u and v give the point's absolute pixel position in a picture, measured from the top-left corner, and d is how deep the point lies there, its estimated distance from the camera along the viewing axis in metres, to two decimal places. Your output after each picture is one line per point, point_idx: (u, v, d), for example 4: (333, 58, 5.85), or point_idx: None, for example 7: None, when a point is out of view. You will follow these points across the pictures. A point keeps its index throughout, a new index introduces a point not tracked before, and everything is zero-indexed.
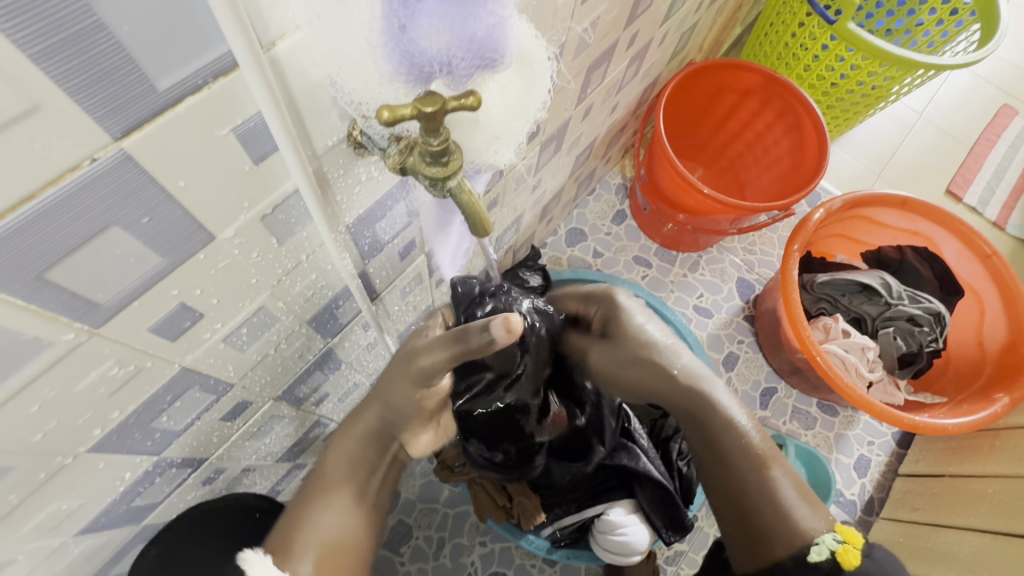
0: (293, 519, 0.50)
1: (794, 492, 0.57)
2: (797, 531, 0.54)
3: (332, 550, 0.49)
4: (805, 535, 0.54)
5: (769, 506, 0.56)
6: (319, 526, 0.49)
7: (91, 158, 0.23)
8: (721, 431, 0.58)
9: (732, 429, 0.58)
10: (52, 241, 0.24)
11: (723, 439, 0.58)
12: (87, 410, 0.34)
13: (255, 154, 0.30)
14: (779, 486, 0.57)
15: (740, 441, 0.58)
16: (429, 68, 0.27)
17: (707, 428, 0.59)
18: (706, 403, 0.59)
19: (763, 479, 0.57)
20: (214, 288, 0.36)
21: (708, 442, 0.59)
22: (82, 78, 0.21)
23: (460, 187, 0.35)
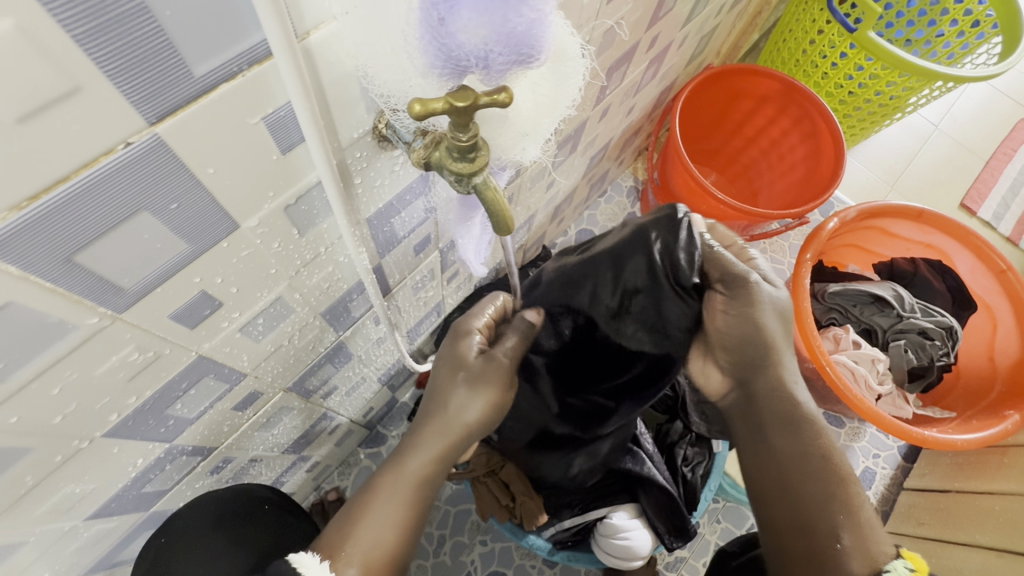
0: (342, 524, 0.46)
1: (870, 515, 0.53)
2: (869, 555, 0.50)
3: (380, 565, 0.45)
4: (878, 561, 0.50)
5: (844, 525, 0.52)
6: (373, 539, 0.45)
7: (125, 142, 0.23)
8: (803, 434, 0.55)
9: (815, 432, 0.55)
10: (84, 224, 0.24)
11: (805, 445, 0.55)
12: (105, 395, 0.34)
13: (284, 144, 0.30)
14: (858, 505, 0.53)
15: (823, 448, 0.54)
16: (466, 61, 0.27)
17: (795, 426, 0.55)
18: (788, 403, 0.55)
19: (845, 494, 0.53)
20: (235, 278, 0.36)
21: (783, 449, 0.56)
22: (122, 62, 0.20)
23: (485, 184, 0.35)
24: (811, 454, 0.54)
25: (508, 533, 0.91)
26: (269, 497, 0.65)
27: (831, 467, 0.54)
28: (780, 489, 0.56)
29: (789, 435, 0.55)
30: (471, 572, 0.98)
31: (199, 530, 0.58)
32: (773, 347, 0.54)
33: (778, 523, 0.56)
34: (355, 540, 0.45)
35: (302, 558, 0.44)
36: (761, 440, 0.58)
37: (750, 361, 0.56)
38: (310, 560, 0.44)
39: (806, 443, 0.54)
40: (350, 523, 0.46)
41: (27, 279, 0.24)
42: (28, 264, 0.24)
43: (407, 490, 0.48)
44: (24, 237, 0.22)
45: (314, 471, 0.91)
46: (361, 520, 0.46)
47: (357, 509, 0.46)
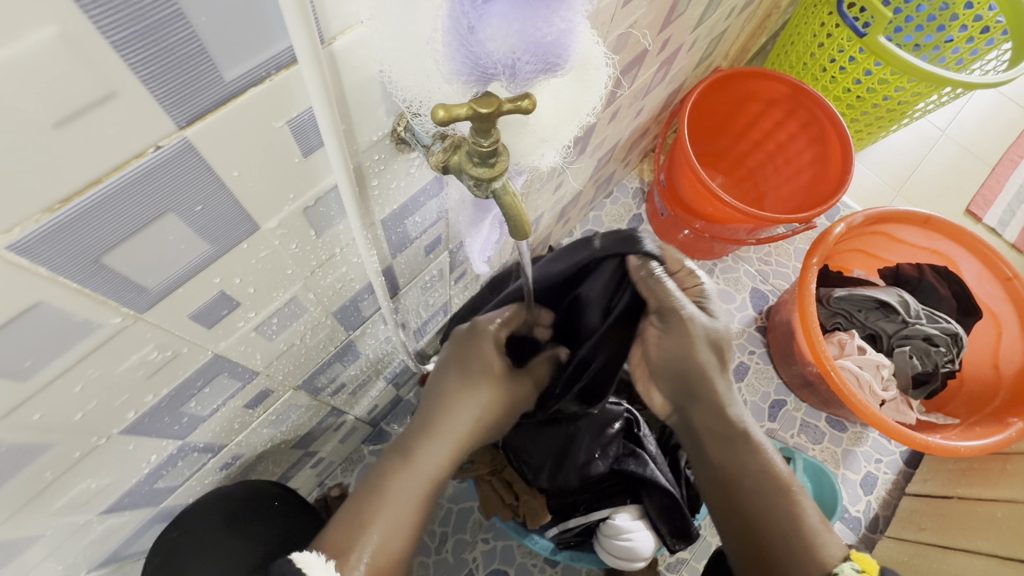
0: (353, 521, 0.45)
1: (816, 518, 0.54)
2: (817, 560, 0.52)
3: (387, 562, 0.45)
4: (823, 565, 0.51)
5: (791, 534, 0.53)
6: (377, 539, 0.44)
7: (155, 145, 0.23)
8: (743, 449, 0.56)
9: (756, 449, 0.56)
10: (113, 226, 0.24)
11: (746, 461, 0.56)
12: (124, 392, 0.35)
13: (306, 147, 0.30)
14: (804, 511, 0.54)
15: (764, 462, 0.56)
16: (493, 69, 0.27)
17: (735, 448, 0.57)
18: (727, 424, 0.57)
19: (789, 503, 0.54)
20: (253, 278, 0.36)
21: (728, 464, 0.57)
22: (156, 67, 0.21)
23: (503, 189, 0.35)
24: (754, 467, 0.56)
25: (511, 531, 0.92)
26: (279, 494, 0.65)
27: (775, 481, 0.55)
28: (731, 511, 0.56)
29: (725, 451, 0.57)
30: (472, 570, 0.98)
31: (209, 530, 0.58)
32: (705, 376, 0.57)
33: (732, 538, 0.57)
34: (368, 532, 0.44)
35: (306, 557, 0.42)
36: (703, 460, 0.59)
37: (687, 390, 0.59)
38: (317, 560, 0.42)
39: (746, 459, 0.56)
40: (359, 518, 0.45)
41: (55, 280, 0.24)
42: (56, 265, 0.24)
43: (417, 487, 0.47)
44: (56, 238, 0.23)
45: (318, 468, 0.91)
46: (370, 514, 0.45)
47: (366, 503, 0.46)
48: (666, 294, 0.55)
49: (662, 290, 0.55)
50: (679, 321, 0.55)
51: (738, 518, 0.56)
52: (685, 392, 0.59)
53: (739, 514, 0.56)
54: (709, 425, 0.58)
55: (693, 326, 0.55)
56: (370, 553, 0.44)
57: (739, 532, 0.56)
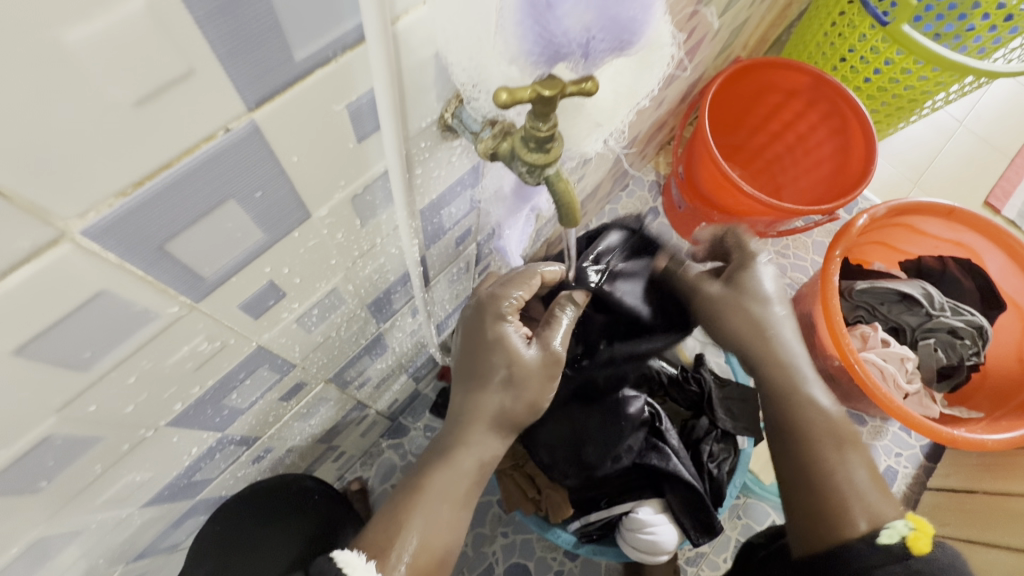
0: (391, 519, 0.46)
1: (874, 483, 0.54)
2: (866, 516, 0.51)
3: (431, 558, 0.45)
4: (875, 520, 0.51)
5: (845, 487, 0.53)
6: (418, 539, 0.45)
7: (225, 128, 0.22)
8: (805, 408, 0.58)
9: (817, 409, 0.58)
10: (180, 212, 0.24)
11: (809, 417, 0.57)
12: (173, 384, 0.34)
13: (360, 132, 0.30)
14: (857, 471, 0.54)
15: (824, 420, 0.57)
16: (565, 48, 0.26)
17: (795, 405, 0.59)
18: (784, 385, 0.60)
19: (844, 460, 0.55)
20: (299, 268, 0.36)
21: (784, 422, 0.59)
22: (233, 44, 0.20)
23: (556, 176, 0.34)
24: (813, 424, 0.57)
25: (533, 525, 0.91)
26: (315, 488, 0.66)
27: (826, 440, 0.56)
28: (785, 463, 0.58)
29: (781, 410, 0.59)
30: (493, 564, 0.98)
31: (246, 528, 0.60)
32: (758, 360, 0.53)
33: (786, 491, 0.57)
34: (406, 532, 0.45)
35: (346, 556, 0.43)
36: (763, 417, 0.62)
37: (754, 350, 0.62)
38: (357, 560, 0.42)
39: (808, 416, 0.57)
40: (399, 518, 0.46)
41: (122, 267, 0.24)
42: (124, 251, 0.23)
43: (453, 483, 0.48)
44: (125, 224, 0.22)
45: (340, 461, 0.91)
46: (408, 512, 0.46)
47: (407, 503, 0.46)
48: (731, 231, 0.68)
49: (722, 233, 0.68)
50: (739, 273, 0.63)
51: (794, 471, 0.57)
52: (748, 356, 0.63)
53: (795, 468, 0.57)
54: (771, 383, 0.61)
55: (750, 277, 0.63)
56: (411, 553, 0.44)
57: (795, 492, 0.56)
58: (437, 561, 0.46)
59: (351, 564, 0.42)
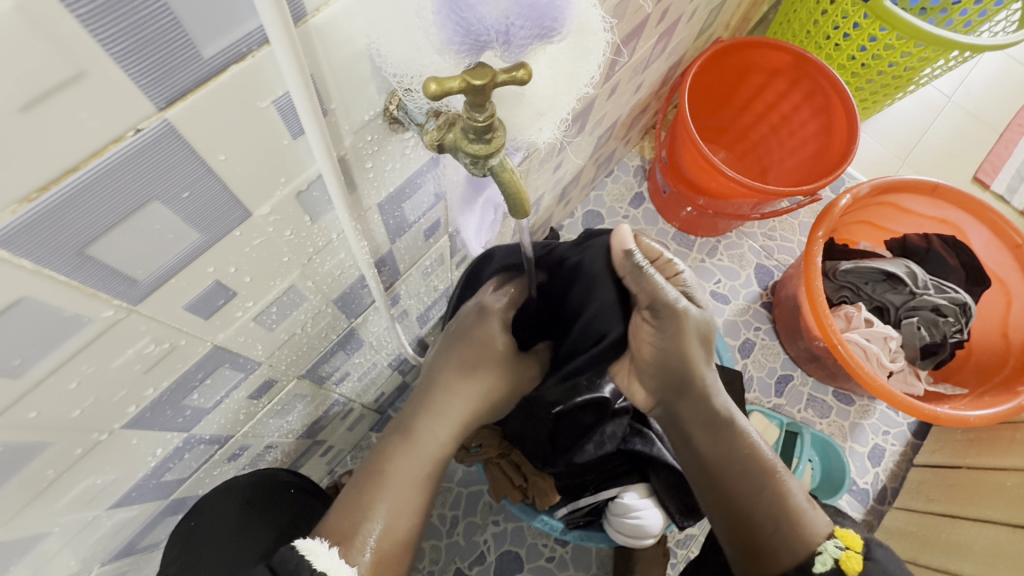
0: (353, 507, 0.47)
1: (799, 493, 0.58)
2: (802, 540, 0.56)
3: (394, 543, 0.46)
4: (809, 544, 0.55)
5: (782, 516, 0.56)
6: (382, 525, 0.46)
7: (134, 128, 0.22)
8: (731, 437, 0.57)
9: (744, 438, 0.57)
10: (96, 215, 0.24)
11: (738, 450, 0.57)
12: (122, 387, 0.34)
13: (293, 128, 0.29)
14: (790, 490, 0.57)
15: (752, 450, 0.57)
16: (485, 36, 0.26)
17: (722, 435, 0.56)
18: (725, 417, 0.56)
19: (778, 485, 0.57)
20: (248, 266, 0.35)
21: (718, 455, 0.57)
22: (128, 43, 0.19)
23: (501, 165, 0.34)
24: (741, 454, 0.57)
25: (520, 514, 0.92)
26: (294, 482, 0.67)
27: (762, 468, 0.56)
28: (719, 494, 0.58)
29: (720, 443, 0.56)
30: (484, 552, 0.99)
31: (233, 517, 0.61)
32: (695, 373, 0.53)
33: (721, 519, 0.59)
34: (372, 517, 0.46)
35: (308, 544, 0.44)
36: (686, 446, 0.59)
37: (676, 387, 0.55)
38: (319, 548, 0.43)
39: (737, 447, 0.56)
40: (362, 505, 0.46)
41: (41, 274, 0.24)
42: (39, 258, 0.23)
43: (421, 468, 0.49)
44: (37, 229, 0.22)
45: (328, 456, 0.92)
46: (372, 499, 0.47)
47: (369, 489, 0.47)
48: (655, 288, 0.50)
49: (650, 284, 0.50)
50: (674, 314, 0.50)
51: (733, 507, 0.57)
52: (675, 385, 0.55)
53: (731, 502, 0.57)
54: (692, 415, 0.56)
55: (687, 320, 0.51)
56: (376, 537, 0.45)
57: (734, 522, 0.57)
58: (403, 544, 0.47)
59: (316, 552, 0.43)
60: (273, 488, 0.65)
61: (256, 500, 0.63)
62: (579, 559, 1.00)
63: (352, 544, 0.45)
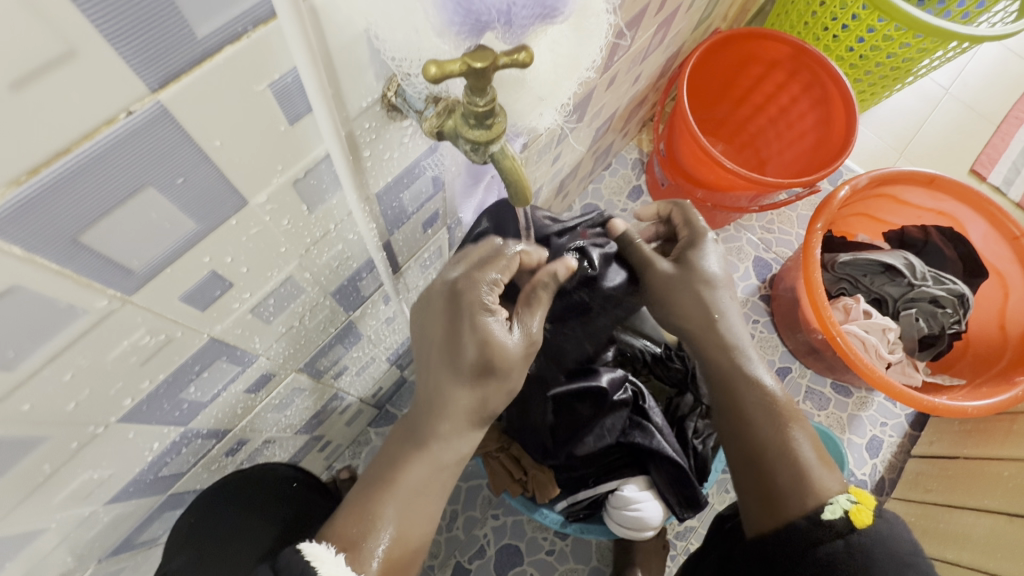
0: (363, 515, 0.46)
1: (814, 452, 0.56)
2: (812, 490, 0.53)
3: (403, 551, 0.46)
4: (820, 495, 0.53)
5: (789, 461, 0.55)
6: (392, 534, 0.46)
7: (126, 111, 0.21)
8: (743, 387, 0.60)
9: (756, 388, 0.60)
10: (88, 202, 0.23)
11: (749, 397, 0.59)
12: (118, 380, 0.34)
13: (291, 114, 0.28)
14: (801, 443, 0.56)
15: (763, 399, 0.59)
16: (487, 16, 0.26)
17: (735, 384, 0.60)
18: (736, 369, 0.61)
19: (787, 435, 0.57)
20: (244, 257, 0.35)
21: (729, 401, 0.61)
22: (120, 20, 0.19)
23: (501, 152, 0.33)
24: (754, 403, 0.59)
25: (520, 507, 0.92)
26: (296, 476, 0.66)
27: (771, 412, 0.58)
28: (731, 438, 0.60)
29: (735, 391, 0.60)
30: (484, 546, 0.99)
31: (228, 515, 0.60)
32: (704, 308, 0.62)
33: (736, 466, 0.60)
34: (381, 526, 0.46)
35: (314, 549, 0.43)
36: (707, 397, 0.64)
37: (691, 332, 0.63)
38: (325, 554, 0.43)
39: (747, 395, 0.59)
40: (372, 512, 0.46)
41: (33, 262, 0.23)
42: (30, 246, 0.22)
43: (432, 475, 0.49)
44: (30, 213, 0.21)
45: (326, 451, 0.91)
46: (382, 505, 0.46)
47: (378, 495, 0.47)
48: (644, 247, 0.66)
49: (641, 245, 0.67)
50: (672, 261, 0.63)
51: (741, 448, 0.59)
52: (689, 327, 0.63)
53: (741, 445, 0.59)
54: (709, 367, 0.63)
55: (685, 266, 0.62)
56: (384, 546, 0.45)
57: (746, 469, 0.58)
58: (412, 553, 0.47)
59: (322, 559, 0.42)
60: (274, 483, 0.64)
61: (258, 498, 0.63)
62: (578, 552, 1.00)
63: (361, 551, 0.44)
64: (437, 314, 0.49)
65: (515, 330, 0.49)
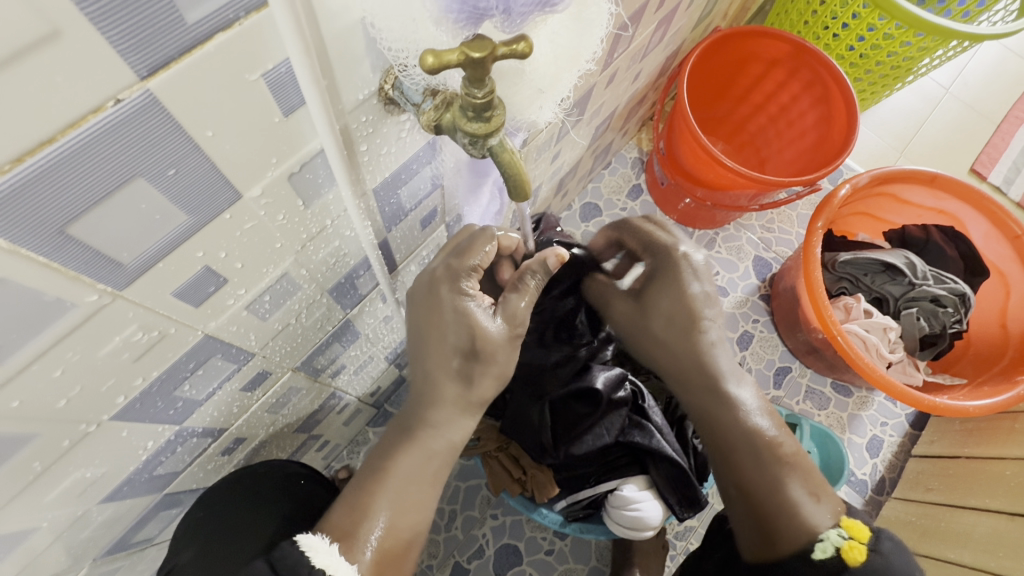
0: (355, 505, 0.46)
1: (807, 489, 0.55)
2: (803, 527, 0.53)
3: (399, 540, 0.46)
4: (811, 530, 0.53)
5: (780, 500, 0.55)
6: (387, 522, 0.45)
7: (114, 98, 0.21)
8: (730, 423, 0.60)
9: (742, 424, 0.59)
10: (75, 193, 0.23)
11: (736, 434, 0.59)
12: (111, 377, 0.33)
13: (286, 105, 0.28)
14: (793, 481, 0.56)
15: (751, 434, 0.58)
16: (485, 5, 0.25)
17: (720, 419, 0.61)
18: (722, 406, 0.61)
19: (777, 473, 0.56)
20: (239, 252, 0.34)
21: (716, 439, 0.61)
22: (105, 2, 0.18)
23: (500, 146, 0.32)
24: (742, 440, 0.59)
25: (519, 507, 0.91)
26: (303, 473, 0.67)
27: (759, 452, 0.57)
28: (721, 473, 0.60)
29: (722, 428, 0.60)
30: (483, 546, 0.99)
31: (234, 509, 0.60)
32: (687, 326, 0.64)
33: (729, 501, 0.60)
34: (373, 515, 0.45)
35: (309, 540, 0.43)
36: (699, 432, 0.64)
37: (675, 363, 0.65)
38: (319, 544, 0.43)
39: (734, 433, 0.59)
40: (364, 504, 0.46)
41: (19, 254, 0.23)
42: (16, 237, 0.22)
43: (424, 462, 0.48)
44: (15, 202, 0.21)
45: (325, 450, 0.91)
46: (374, 496, 0.46)
47: (371, 486, 0.46)
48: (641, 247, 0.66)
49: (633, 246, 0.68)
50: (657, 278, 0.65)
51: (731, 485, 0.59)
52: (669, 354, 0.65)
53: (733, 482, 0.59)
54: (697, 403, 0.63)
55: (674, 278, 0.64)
56: (378, 536, 0.45)
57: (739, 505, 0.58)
58: (407, 543, 0.46)
59: (316, 548, 0.43)
60: (281, 478, 0.65)
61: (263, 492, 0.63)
62: (578, 551, 1.00)
63: (354, 542, 0.44)
64: (423, 315, 0.48)
65: (498, 314, 0.49)
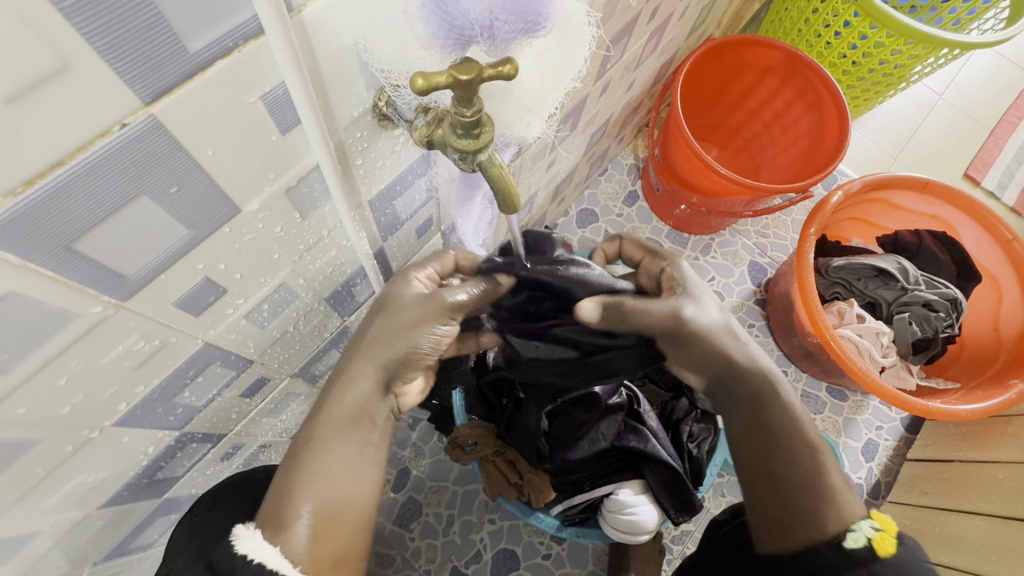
0: (280, 491, 0.44)
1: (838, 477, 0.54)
2: (835, 516, 0.51)
3: (330, 513, 0.43)
4: (843, 521, 0.51)
5: (817, 487, 0.52)
6: (312, 497, 0.43)
7: (120, 123, 0.22)
8: (772, 407, 0.56)
9: (784, 409, 0.56)
10: (80, 212, 0.24)
11: (779, 418, 0.55)
12: (113, 384, 0.34)
13: (283, 124, 0.29)
14: (828, 467, 0.54)
15: (791, 420, 0.55)
16: (470, 30, 0.27)
17: (761, 402, 0.56)
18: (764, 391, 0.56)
19: (815, 460, 0.54)
20: (238, 263, 0.35)
21: (755, 422, 0.56)
22: (112, 37, 0.20)
23: (490, 161, 0.34)
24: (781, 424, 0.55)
25: (516, 511, 0.91)
26: None
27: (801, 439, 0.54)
28: (751, 457, 0.56)
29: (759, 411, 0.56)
30: (481, 550, 0.99)
31: None
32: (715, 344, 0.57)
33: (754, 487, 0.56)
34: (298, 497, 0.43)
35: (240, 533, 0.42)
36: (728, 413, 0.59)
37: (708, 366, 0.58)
38: (244, 532, 0.41)
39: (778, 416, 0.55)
40: (288, 486, 0.44)
41: (29, 268, 0.24)
42: (26, 252, 0.23)
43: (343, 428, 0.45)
44: (24, 221, 0.22)
45: None
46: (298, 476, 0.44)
47: (294, 465, 0.45)
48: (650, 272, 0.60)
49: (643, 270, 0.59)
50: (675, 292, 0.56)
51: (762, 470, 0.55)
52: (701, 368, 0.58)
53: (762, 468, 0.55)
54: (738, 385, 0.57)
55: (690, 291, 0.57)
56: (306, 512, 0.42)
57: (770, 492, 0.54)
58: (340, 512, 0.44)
59: (241, 538, 0.41)
60: None
61: None
62: (575, 556, 1.00)
63: (281, 525, 0.42)
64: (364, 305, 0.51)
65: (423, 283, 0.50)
